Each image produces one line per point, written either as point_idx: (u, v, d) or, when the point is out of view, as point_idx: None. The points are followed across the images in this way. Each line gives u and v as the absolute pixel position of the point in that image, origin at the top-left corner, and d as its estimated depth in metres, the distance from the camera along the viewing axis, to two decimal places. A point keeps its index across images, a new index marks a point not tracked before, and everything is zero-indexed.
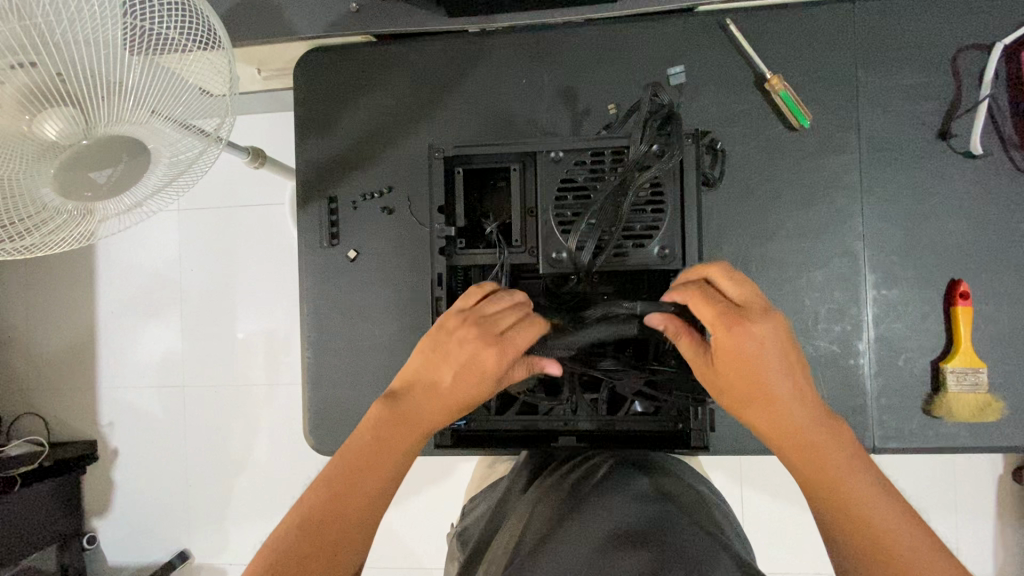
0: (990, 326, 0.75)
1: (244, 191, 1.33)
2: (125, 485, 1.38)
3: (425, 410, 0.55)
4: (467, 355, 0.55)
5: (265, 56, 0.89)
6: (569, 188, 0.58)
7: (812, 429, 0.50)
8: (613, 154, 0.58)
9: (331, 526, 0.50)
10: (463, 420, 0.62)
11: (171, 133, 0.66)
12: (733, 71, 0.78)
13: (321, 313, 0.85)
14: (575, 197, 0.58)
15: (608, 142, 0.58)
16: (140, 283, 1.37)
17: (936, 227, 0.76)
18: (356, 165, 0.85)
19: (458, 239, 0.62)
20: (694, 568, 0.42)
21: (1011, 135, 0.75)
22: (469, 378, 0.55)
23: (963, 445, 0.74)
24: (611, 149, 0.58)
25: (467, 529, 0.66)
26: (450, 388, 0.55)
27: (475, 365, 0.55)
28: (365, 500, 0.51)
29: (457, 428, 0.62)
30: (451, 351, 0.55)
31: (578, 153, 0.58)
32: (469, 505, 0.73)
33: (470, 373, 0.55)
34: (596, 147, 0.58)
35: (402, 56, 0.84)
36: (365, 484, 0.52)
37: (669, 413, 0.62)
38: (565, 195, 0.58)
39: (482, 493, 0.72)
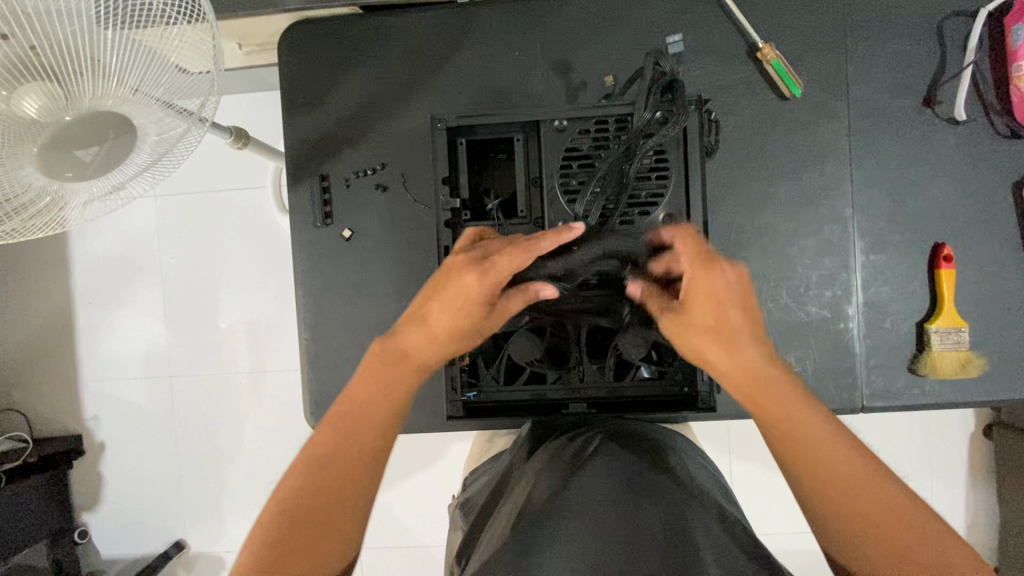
0: (972, 286, 0.78)
1: (225, 173, 1.30)
2: (116, 478, 1.36)
3: (419, 345, 0.56)
4: (454, 279, 0.56)
5: (246, 30, 0.86)
6: (574, 157, 0.59)
7: (828, 446, 0.49)
8: (616, 121, 0.59)
9: (337, 463, 0.52)
10: (472, 390, 0.63)
11: (155, 111, 0.64)
12: (726, 40, 0.78)
13: (317, 295, 0.84)
14: (580, 165, 0.59)
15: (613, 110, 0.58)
16: (121, 272, 1.33)
17: (922, 192, 0.78)
18: (347, 142, 0.83)
19: (463, 211, 0.61)
20: (700, 550, 0.43)
21: (993, 101, 0.77)
22: (457, 305, 0.56)
23: (946, 401, 0.78)
24: (614, 116, 0.59)
25: (471, 499, 0.66)
26: (441, 317, 0.56)
27: (459, 291, 0.55)
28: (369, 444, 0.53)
29: (467, 398, 0.63)
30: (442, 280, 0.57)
31: (582, 121, 0.59)
32: (471, 477, 0.74)
33: (456, 296, 0.55)
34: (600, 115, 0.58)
35: (390, 27, 0.82)
36: (371, 428, 0.54)
37: (676, 377, 0.63)
38: (570, 163, 0.59)
39: (486, 465, 0.72)
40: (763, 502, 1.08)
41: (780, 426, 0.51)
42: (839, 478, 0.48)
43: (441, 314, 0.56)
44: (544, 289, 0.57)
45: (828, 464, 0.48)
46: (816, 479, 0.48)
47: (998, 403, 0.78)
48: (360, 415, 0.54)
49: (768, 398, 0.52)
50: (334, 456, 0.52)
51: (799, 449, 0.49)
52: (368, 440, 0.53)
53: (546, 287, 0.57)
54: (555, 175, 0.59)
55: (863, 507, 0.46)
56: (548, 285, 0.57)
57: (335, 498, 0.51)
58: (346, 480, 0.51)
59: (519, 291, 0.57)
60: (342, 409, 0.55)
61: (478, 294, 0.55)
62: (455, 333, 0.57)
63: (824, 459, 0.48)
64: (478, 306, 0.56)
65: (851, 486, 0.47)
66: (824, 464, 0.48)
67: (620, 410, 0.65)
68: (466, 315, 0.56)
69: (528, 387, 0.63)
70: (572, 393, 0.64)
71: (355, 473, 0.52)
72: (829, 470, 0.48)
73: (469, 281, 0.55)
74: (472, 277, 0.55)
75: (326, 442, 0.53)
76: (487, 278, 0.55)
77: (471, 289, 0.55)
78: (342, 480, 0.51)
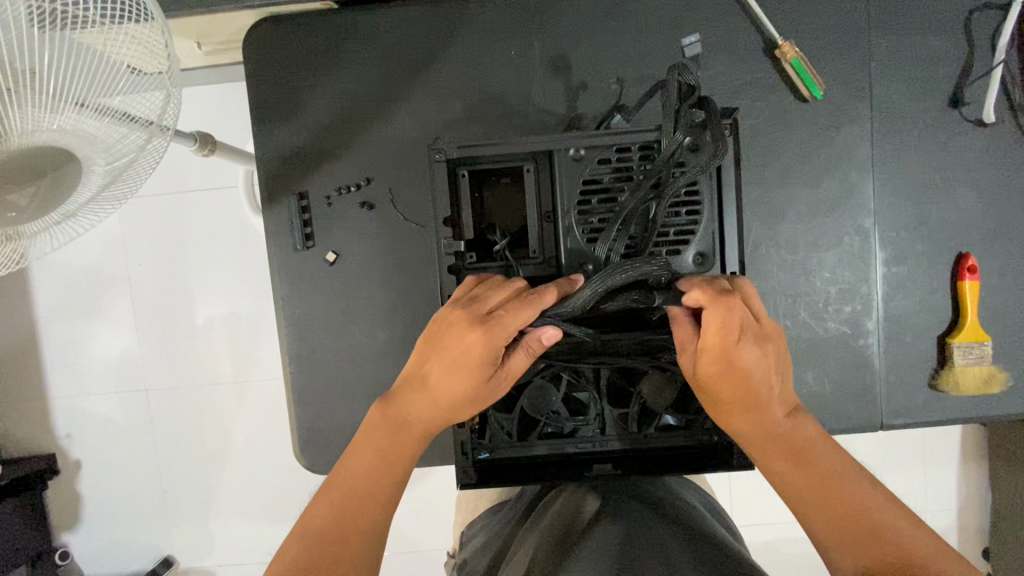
0: (995, 298, 0.75)
1: (192, 176, 1.20)
2: (94, 501, 1.28)
3: (421, 413, 0.52)
4: (450, 340, 0.49)
5: (206, 27, 0.76)
6: (593, 190, 0.54)
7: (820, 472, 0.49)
8: (640, 149, 0.53)
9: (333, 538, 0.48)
10: (485, 450, 0.58)
11: (107, 129, 0.55)
12: (742, 36, 0.72)
13: (301, 322, 0.77)
14: (599, 200, 0.54)
15: (636, 137, 0.52)
16: (83, 285, 1.23)
17: (946, 200, 0.74)
18: (327, 156, 0.75)
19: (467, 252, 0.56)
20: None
21: (1021, 101, 0.73)
22: (456, 369, 0.49)
23: (966, 417, 0.75)
24: (638, 143, 0.53)
25: (468, 563, 0.62)
26: (441, 384, 0.50)
27: (462, 352, 0.49)
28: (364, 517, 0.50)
29: (479, 458, 0.58)
30: (437, 343, 0.51)
31: (601, 150, 0.53)
32: (468, 534, 0.71)
33: (454, 359, 0.49)
34: (619, 144, 0.52)
35: (371, 25, 0.73)
36: (367, 498, 0.50)
37: (703, 426, 0.58)
38: (588, 198, 0.54)
39: (483, 523, 0.70)
40: (770, 510, 1.05)
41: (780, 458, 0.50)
42: (834, 498, 0.47)
43: (441, 378, 0.50)
44: (548, 333, 0.50)
45: (823, 487, 0.48)
46: (817, 503, 0.48)
47: (1017, 416, 0.76)
48: (360, 486, 0.51)
49: (768, 436, 0.51)
50: (330, 528, 0.48)
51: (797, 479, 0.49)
52: (368, 512, 0.50)
53: (551, 329, 0.50)
54: (573, 212, 0.54)
55: (863, 526, 0.45)
56: (551, 327, 0.50)
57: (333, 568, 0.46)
58: (342, 551, 0.47)
59: (524, 342, 0.51)
60: (343, 478, 0.51)
61: (477, 354, 0.48)
62: (458, 399, 0.51)
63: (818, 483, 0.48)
64: (483, 367, 0.49)
65: (848, 504, 0.47)
66: (818, 487, 0.48)
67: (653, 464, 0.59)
68: (467, 380, 0.50)
69: (544, 442, 0.59)
70: (593, 447, 0.59)
71: (354, 544, 0.48)
72: (822, 491, 0.48)
73: (473, 341, 0.48)
74: (477, 337, 0.48)
75: (325, 510, 0.49)
76: (493, 338, 0.48)
77: (468, 351, 0.48)
78: (338, 554, 0.47)
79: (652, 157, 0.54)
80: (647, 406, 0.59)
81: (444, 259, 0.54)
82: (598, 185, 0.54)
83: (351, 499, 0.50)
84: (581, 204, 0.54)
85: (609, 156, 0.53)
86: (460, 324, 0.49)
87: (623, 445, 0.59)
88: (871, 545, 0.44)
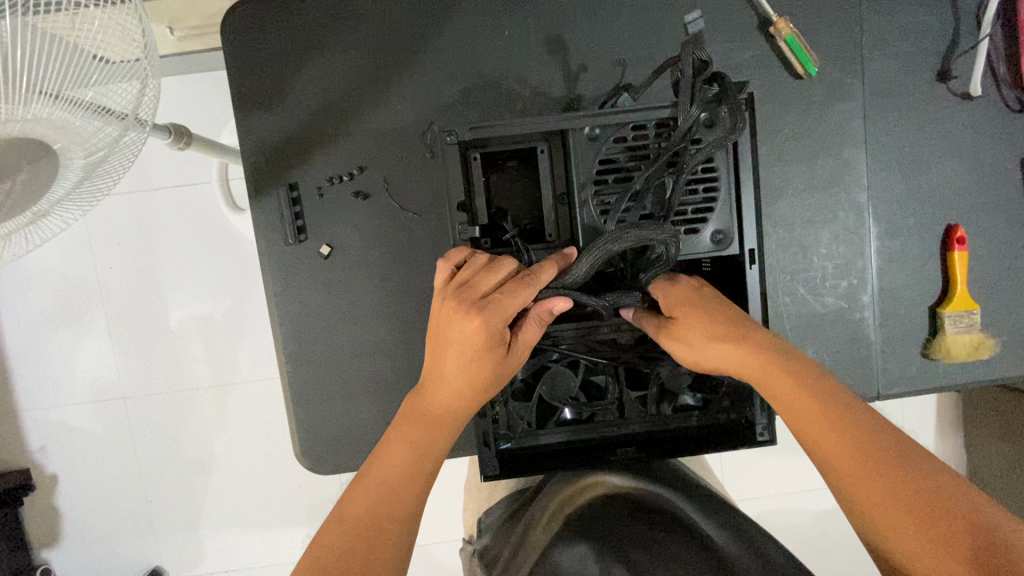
0: (982, 267, 0.77)
1: (163, 172, 1.14)
2: (75, 517, 1.23)
3: (438, 403, 0.51)
4: (453, 332, 0.48)
5: (180, 9, 0.72)
6: (609, 170, 0.52)
7: (873, 453, 0.45)
8: (656, 125, 0.52)
9: (366, 527, 0.48)
10: (505, 441, 0.57)
11: (80, 124, 0.51)
12: (736, 14, 0.71)
13: (297, 319, 0.75)
14: (616, 180, 0.52)
15: (653, 113, 0.51)
16: (52, 290, 1.16)
17: (936, 173, 0.76)
18: (317, 144, 0.72)
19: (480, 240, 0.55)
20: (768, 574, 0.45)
21: (1005, 74, 0.74)
22: (465, 359, 0.49)
23: (958, 383, 0.78)
24: (655, 120, 0.51)
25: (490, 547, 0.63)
26: (452, 374, 0.50)
27: (465, 339, 0.48)
28: (396, 504, 0.50)
29: (500, 450, 0.57)
30: (441, 336, 0.50)
31: (617, 127, 0.51)
32: (485, 523, 0.71)
33: (460, 347, 0.48)
34: (636, 121, 0.51)
35: (357, 6, 0.70)
36: (395, 483, 0.50)
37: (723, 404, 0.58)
38: (605, 178, 0.52)
39: (498, 511, 0.71)
40: (767, 484, 1.08)
41: (832, 445, 0.47)
42: (896, 485, 0.44)
43: (450, 367, 0.49)
44: (558, 304, 0.48)
45: (883, 477, 0.44)
46: (874, 493, 0.44)
47: (1003, 380, 0.78)
48: (387, 479, 0.50)
49: (817, 417, 0.48)
50: (363, 521, 0.48)
51: (852, 468, 0.45)
52: (396, 504, 0.49)
53: (560, 301, 0.48)
54: (590, 190, 0.52)
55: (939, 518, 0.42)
56: (561, 298, 0.48)
57: (365, 557, 0.47)
58: (375, 539, 0.48)
59: (530, 318, 0.50)
60: (370, 473, 0.51)
61: (482, 341, 0.48)
62: (472, 386, 0.50)
63: (878, 472, 0.44)
64: (492, 349, 0.48)
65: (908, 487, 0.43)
66: (874, 471, 0.45)
67: (673, 446, 0.59)
68: (478, 366, 0.49)
69: (564, 429, 0.58)
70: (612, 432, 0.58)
71: (387, 534, 0.48)
72: (880, 479, 0.44)
73: (471, 327, 0.47)
74: (475, 322, 0.47)
75: (355, 503, 0.49)
76: (490, 320, 0.47)
77: (473, 339, 0.48)
78: (374, 544, 0.48)
79: (669, 133, 0.52)
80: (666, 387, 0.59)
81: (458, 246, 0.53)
82: (615, 164, 0.52)
83: (378, 493, 0.50)
84: (598, 184, 0.52)
85: (625, 133, 0.52)
86: (460, 314, 0.48)
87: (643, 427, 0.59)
88: (942, 519, 0.42)
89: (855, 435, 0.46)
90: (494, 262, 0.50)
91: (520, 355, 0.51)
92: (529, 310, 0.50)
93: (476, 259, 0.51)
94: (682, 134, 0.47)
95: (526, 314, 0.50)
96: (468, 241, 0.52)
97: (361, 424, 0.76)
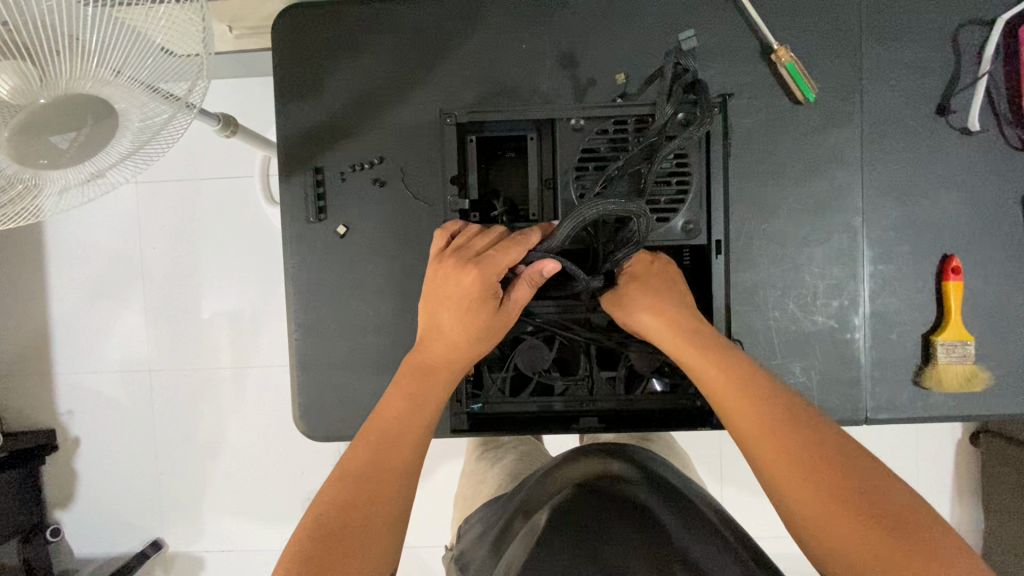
0: (977, 298, 0.77)
1: (209, 162, 1.24)
2: (89, 480, 1.30)
3: (440, 357, 0.59)
4: (454, 287, 0.57)
5: (239, 10, 0.82)
6: (591, 157, 0.63)
7: (821, 464, 0.48)
8: (635, 121, 0.63)
9: (369, 479, 0.52)
10: (477, 402, 0.67)
11: (138, 95, 0.60)
12: (740, 41, 0.76)
13: (310, 294, 0.81)
14: (596, 166, 0.63)
15: (631, 112, 0.62)
16: (100, 264, 1.27)
17: (932, 202, 0.77)
18: (343, 133, 0.79)
19: (471, 212, 0.66)
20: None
21: (1005, 111, 0.76)
22: (464, 310, 0.58)
23: (949, 413, 0.77)
24: (633, 116, 0.62)
25: (466, 552, 0.63)
26: (452, 326, 0.59)
27: (462, 293, 0.57)
28: (400, 459, 0.54)
29: (472, 410, 0.67)
30: (441, 293, 0.58)
31: (599, 121, 0.62)
32: (463, 528, 0.71)
33: (459, 301, 0.58)
34: (617, 117, 0.62)
35: (391, 15, 0.78)
36: (397, 437, 0.55)
37: (687, 391, 0.67)
38: (586, 164, 0.63)
39: (478, 514, 0.71)
40: (756, 511, 1.07)
41: (777, 453, 0.49)
42: (843, 492, 0.46)
43: (449, 320, 0.58)
44: (548, 265, 0.57)
45: (829, 486, 0.46)
46: (814, 498, 0.47)
47: (997, 416, 0.78)
48: (389, 429, 0.55)
49: (746, 402, 0.53)
50: (367, 471, 0.52)
51: (799, 476, 0.48)
52: (399, 453, 0.54)
53: (550, 262, 0.57)
54: (571, 173, 0.62)
55: (845, 491, 0.46)
56: (548, 260, 0.57)
57: (368, 505, 0.50)
58: (377, 489, 0.52)
59: (524, 278, 0.59)
60: (373, 426, 0.56)
61: (479, 293, 0.57)
62: (470, 336, 0.59)
63: (824, 479, 0.47)
64: (489, 301, 0.58)
65: (856, 497, 0.46)
66: (798, 463, 0.48)
67: (633, 422, 0.68)
68: (476, 316, 0.58)
69: (533, 398, 0.67)
70: (580, 404, 0.67)
71: (389, 484, 0.52)
72: (797, 452, 0.49)
73: (468, 280, 0.56)
74: (473, 276, 0.56)
75: (359, 455, 0.54)
76: (484, 275, 0.56)
77: (471, 291, 0.57)
78: (376, 492, 0.51)
79: (645, 128, 0.63)
80: (636, 370, 0.68)
81: (450, 215, 0.64)
82: (595, 152, 0.63)
83: (382, 443, 0.55)
84: (579, 169, 0.62)
85: (607, 127, 0.63)
86: (461, 269, 0.57)
87: (610, 404, 0.67)
88: (849, 487, 0.46)
89: (809, 448, 0.49)
90: (485, 231, 0.60)
91: (513, 310, 0.60)
92: (523, 271, 0.59)
93: (469, 230, 0.61)
94: (657, 129, 0.56)
95: (519, 275, 0.59)
96: (458, 211, 0.63)
97: (358, 398, 0.80)
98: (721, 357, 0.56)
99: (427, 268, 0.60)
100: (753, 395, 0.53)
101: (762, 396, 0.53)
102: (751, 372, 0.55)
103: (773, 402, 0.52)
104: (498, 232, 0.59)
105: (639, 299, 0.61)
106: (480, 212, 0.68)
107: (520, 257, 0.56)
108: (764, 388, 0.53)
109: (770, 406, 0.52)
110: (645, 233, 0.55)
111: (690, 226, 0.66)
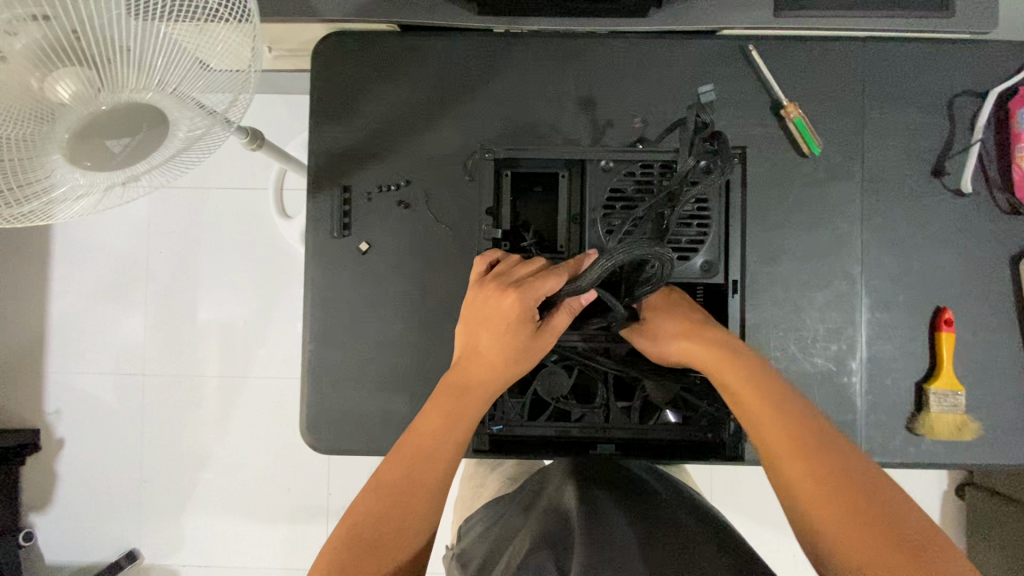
0: (966, 350, 0.81)
1: (225, 172, 1.27)
2: (69, 484, 1.27)
3: (478, 379, 0.62)
4: (494, 310, 0.61)
5: (280, 34, 0.86)
6: (618, 197, 0.69)
7: (837, 473, 0.52)
8: (660, 167, 0.69)
9: (402, 491, 0.56)
10: (496, 424, 0.70)
11: (186, 109, 0.62)
12: (753, 95, 0.82)
13: (325, 307, 0.82)
14: (622, 205, 0.69)
15: (657, 158, 0.68)
16: (110, 266, 1.27)
17: (927, 256, 0.81)
18: (374, 155, 0.83)
19: (502, 241, 0.71)
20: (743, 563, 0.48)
21: (995, 177, 0.82)
22: (503, 332, 0.61)
23: (938, 461, 0.80)
24: (659, 162, 0.69)
25: (467, 549, 0.65)
26: (490, 347, 0.62)
27: (502, 314, 0.61)
28: (435, 475, 0.57)
29: (491, 432, 0.70)
30: (484, 316, 0.62)
31: (627, 164, 0.69)
32: (466, 526, 0.73)
33: (499, 323, 0.61)
34: (644, 162, 0.68)
35: (427, 48, 0.82)
36: (434, 454, 0.58)
37: (700, 424, 0.70)
38: (613, 203, 0.69)
39: (480, 514, 0.73)
40: None
41: (800, 462, 0.53)
42: (871, 515, 0.49)
43: (488, 342, 0.62)
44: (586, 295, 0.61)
45: (851, 502, 0.50)
46: (831, 516, 0.50)
47: (984, 467, 0.80)
48: (427, 444, 0.59)
49: (769, 413, 0.57)
50: (401, 486, 0.56)
51: (814, 490, 0.51)
52: (434, 468, 0.58)
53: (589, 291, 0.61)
54: (599, 211, 0.68)
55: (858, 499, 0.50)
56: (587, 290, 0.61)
57: (398, 518, 0.54)
58: (409, 502, 0.55)
59: (564, 305, 0.62)
60: (410, 442, 0.59)
61: (519, 316, 0.60)
62: (507, 357, 0.62)
63: (847, 496, 0.50)
64: (527, 325, 0.61)
65: (875, 513, 0.49)
66: (814, 471, 0.52)
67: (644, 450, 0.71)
68: (514, 338, 0.61)
69: (551, 423, 0.71)
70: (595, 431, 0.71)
71: (421, 498, 0.56)
72: (815, 460, 0.53)
73: (506, 304, 0.60)
74: (512, 299, 0.60)
75: (396, 467, 0.57)
76: (523, 300, 0.59)
77: (511, 314, 0.60)
78: (408, 505, 0.55)
79: (670, 173, 0.69)
80: (650, 402, 0.72)
81: (482, 243, 0.69)
82: (622, 192, 0.69)
83: (417, 460, 0.58)
84: (606, 208, 0.68)
85: (634, 171, 0.69)
86: (501, 293, 0.60)
87: (624, 434, 0.71)
88: (860, 494, 0.50)
89: (826, 459, 0.53)
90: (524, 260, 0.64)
91: (552, 336, 0.62)
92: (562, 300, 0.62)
93: (507, 259, 0.65)
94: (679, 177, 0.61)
95: (558, 304, 0.62)
96: (490, 241, 0.68)
97: (366, 414, 0.81)
98: (746, 371, 0.60)
99: (468, 294, 0.64)
100: (774, 407, 0.57)
101: (781, 407, 0.57)
102: (773, 385, 0.59)
103: (792, 413, 0.57)
104: (536, 263, 0.64)
105: (670, 322, 0.65)
106: (510, 242, 0.72)
107: (556, 289, 0.59)
108: (783, 402, 0.58)
109: (790, 418, 0.56)
110: (668, 274, 0.59)
111: (708, 266, 0.71)
